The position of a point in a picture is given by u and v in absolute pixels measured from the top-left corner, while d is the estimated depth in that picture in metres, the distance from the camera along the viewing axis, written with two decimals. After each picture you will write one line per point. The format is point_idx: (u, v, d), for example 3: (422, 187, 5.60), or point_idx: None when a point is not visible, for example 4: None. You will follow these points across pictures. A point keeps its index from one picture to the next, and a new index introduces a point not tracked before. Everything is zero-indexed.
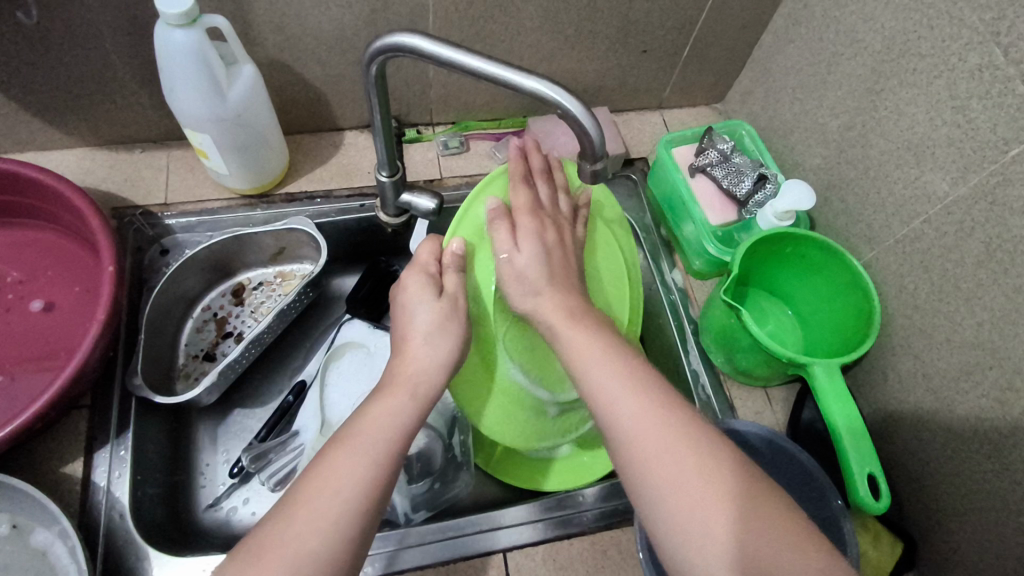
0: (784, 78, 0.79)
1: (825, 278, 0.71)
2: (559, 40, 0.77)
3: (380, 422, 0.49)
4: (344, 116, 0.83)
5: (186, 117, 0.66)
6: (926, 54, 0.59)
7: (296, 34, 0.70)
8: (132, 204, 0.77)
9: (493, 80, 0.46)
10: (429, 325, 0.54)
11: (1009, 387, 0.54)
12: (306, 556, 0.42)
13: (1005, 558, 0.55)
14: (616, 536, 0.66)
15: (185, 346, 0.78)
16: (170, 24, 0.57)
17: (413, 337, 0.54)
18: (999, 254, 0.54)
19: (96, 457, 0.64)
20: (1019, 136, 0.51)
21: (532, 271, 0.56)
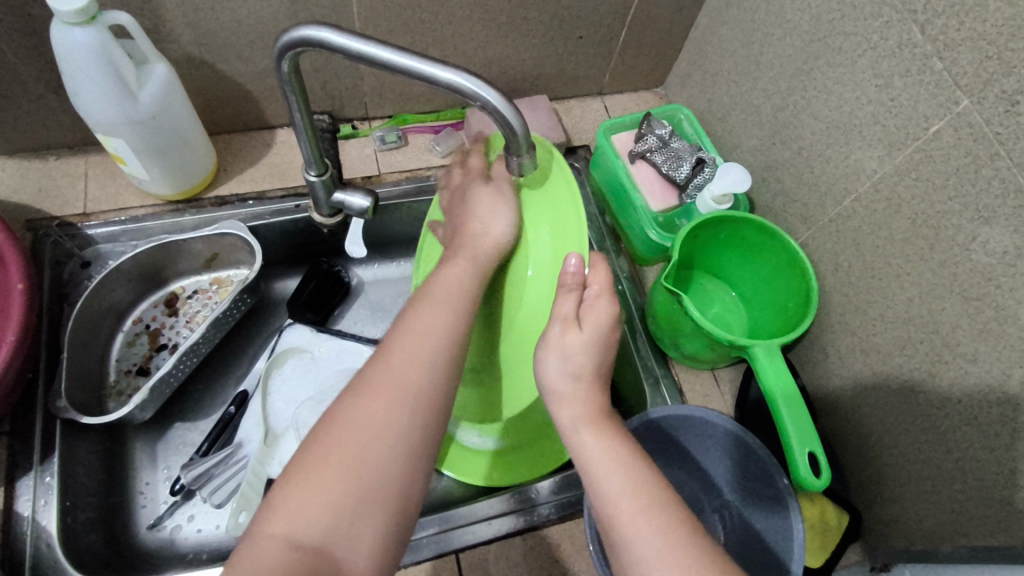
0: (719, 60, 0.79)
1: (765, 259, 0.72)
2: (492, 28, 0.75)
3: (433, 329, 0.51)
4: (274, 114, 0.80)
5: (95, 121, 0.62)
6: (851, 33, 0.59)
7: (212, 29, 0.66)
8: (47, 215, 0.72)
9: (407, 74, 0.44)
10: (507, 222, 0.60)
11: (939, 360, 0.55)
12: (352, 487, 0.42)
13: (942, 525, 0.56)
14: (569, 528, 0.65)
15: (116, 361, 0.74)
16: (66, 23, 0.53)
17: (484, 222, 0.59)
18: (925, 231, 0.55)
19: (19, 486, 0.60)
20: (938, 113, 0.52)
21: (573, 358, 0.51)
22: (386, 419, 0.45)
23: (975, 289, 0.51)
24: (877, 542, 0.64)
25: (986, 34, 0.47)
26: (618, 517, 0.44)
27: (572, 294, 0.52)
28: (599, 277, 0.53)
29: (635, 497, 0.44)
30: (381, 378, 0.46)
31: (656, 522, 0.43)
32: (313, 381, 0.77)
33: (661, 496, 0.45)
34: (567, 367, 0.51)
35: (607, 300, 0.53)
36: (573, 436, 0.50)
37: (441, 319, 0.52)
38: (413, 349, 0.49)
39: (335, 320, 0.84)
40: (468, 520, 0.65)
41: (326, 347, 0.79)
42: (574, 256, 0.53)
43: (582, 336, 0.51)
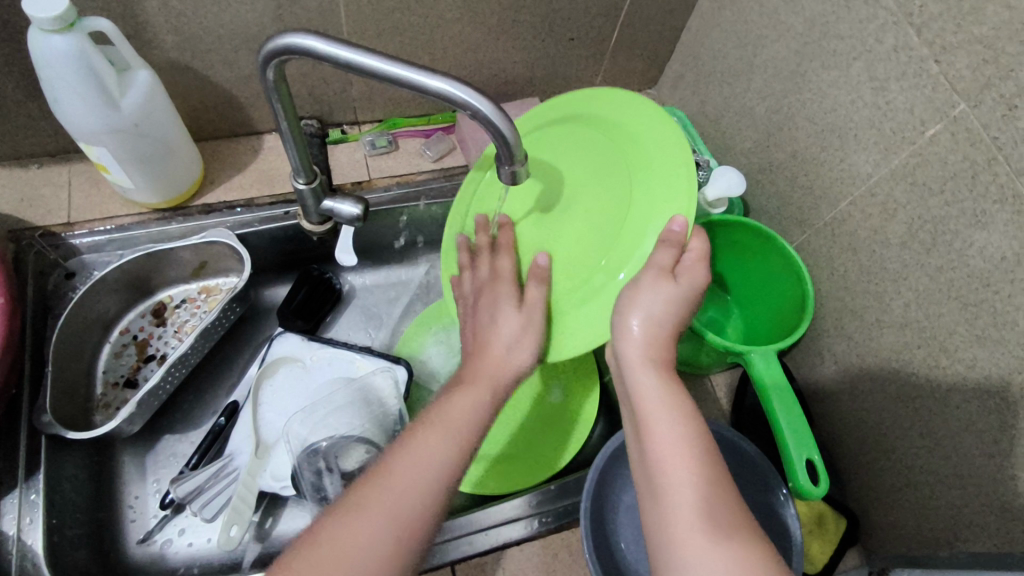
0: (712, 62, 0.78)
1: (760, 264, 0.71)
2: (482, 31, 0.74)
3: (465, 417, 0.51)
4: (262, 119, 0.79)
5: (76, 130, 0.61)
6: (845, 35, 0.58)
7: (196, 33, 0.65)
8: (30, 224, 0.71)
9: (394, 81, 0.43)
10: (512, 338, 0.57)
11: (936, 365, 0.55)
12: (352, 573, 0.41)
13: (938, 531, 0.56)
14: (566, 538, 0.65)
15: (103, 373, 0.73)
16: (44, 30, 0.52)
17: (496, 344, 0.57)
18: (922, 235, 0.54)
19: (4, 504, 0.59)
20: (935, 117, 0.51)
21: (659, 308, 0.51)
22: (345, 561, 0.41)
23: (972, 294, 0.51)
24: (874, 547, 0.64)
25: (983, 37, 0.47)
26: (670, 471, 0.44)
27: (671, 249, 0.51)
28: (698, 243, 0.52)
29: (688, 459, 0.45)
30: (342, 538, 0.42)
31: (700, 477, 0.44)
32: (305, 391, 0.75)
33: (704, 458, 0.45)
34: (644, 319, 0.51)
35: (702, 268, 0.52)
36: (638, 375, 0.50)
37: (423, 473, 0.46)
38: (389, 506, 0.44)
39: (327, 326, 0.83)
40: (464, 532, 0.64)
41: (318, 355, 0.77)
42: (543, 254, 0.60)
43: (673, 291, 0.51)
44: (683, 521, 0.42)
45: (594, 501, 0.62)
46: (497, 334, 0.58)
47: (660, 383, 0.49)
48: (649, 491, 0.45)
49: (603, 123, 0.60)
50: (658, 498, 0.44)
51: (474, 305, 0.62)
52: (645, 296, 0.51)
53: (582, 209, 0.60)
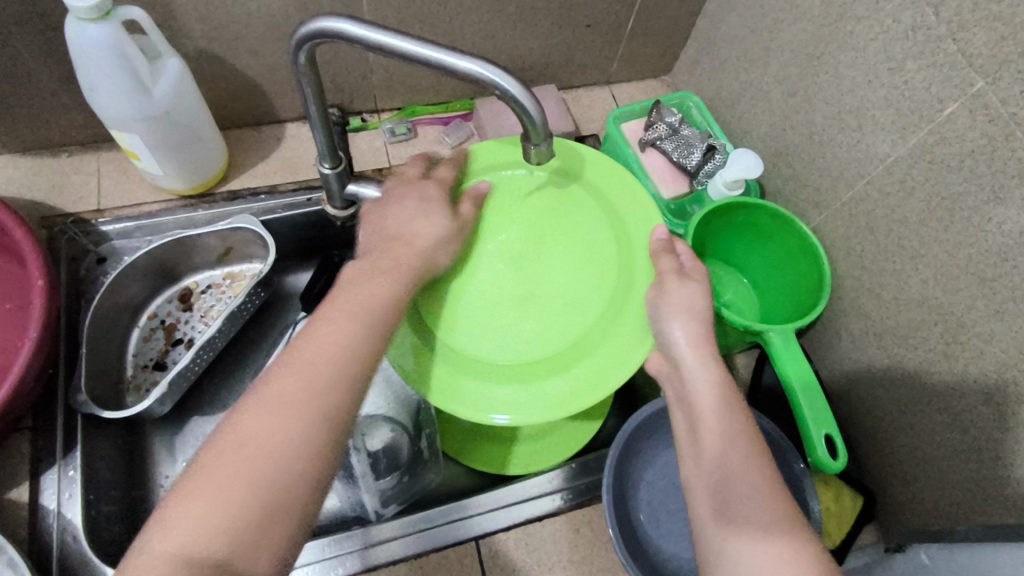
0: (728, 47, 0.79)
1: (778, 246, 0.72)
2: (501, 18, 0.75)
3: (366, 293, 0.49)
4: (284, 108, 0.80)
5: (109, 118, 0.62)
6: (863, 16, 0.59)
7: (223, 22, 0.66)
8: (62, 211, 0.73)
9: (427, 64, 0.45)
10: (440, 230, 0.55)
11: (954, 340, 0.56)
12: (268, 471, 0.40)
13: (958, 505, 0.57)
14: (587, 514, 0.66)
15: (133, 356, 0.75)
16: (81, 18, 0.54)
17: (424, 230, 0.54)
18: (939, 212, 0.55)
19: (45, 479, 0.61)
20: (952, 95, 0.52)
21: (698, 301, 0.54)
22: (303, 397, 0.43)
23: (989, 269, 0.52)
24: (892, 523, 0.65)
25: (1002, 14, 0.47)
26: (726, 464, 0.48)
27: (669, 254, 0.57)
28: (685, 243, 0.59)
29: (741, 455, 0.48)
30: (298, 373, 0.44)
31: (745, 473, 0.47)
32: None
33: (753, 452, 0.49)
34: (684, 326, 0.54)
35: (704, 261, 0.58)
36: (693, 378, 0.52)
37: (372, 302, 0.49)
38: (338, 331, 0.46)
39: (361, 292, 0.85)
40: (484, 509, 0.65)
41: None
42: (486, 182, 0.60)
43: (699, 286, 0.55)
44: (738, 514, 0.45)
45: (617, 478, 0.64)
46: (430, 229, 0.55)
47: (711, 385, 0.52)
48: (706, 482, 0.48)
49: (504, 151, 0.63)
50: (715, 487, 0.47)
51: (404, 194, 0.57)
52: (676, 296, 0.55)
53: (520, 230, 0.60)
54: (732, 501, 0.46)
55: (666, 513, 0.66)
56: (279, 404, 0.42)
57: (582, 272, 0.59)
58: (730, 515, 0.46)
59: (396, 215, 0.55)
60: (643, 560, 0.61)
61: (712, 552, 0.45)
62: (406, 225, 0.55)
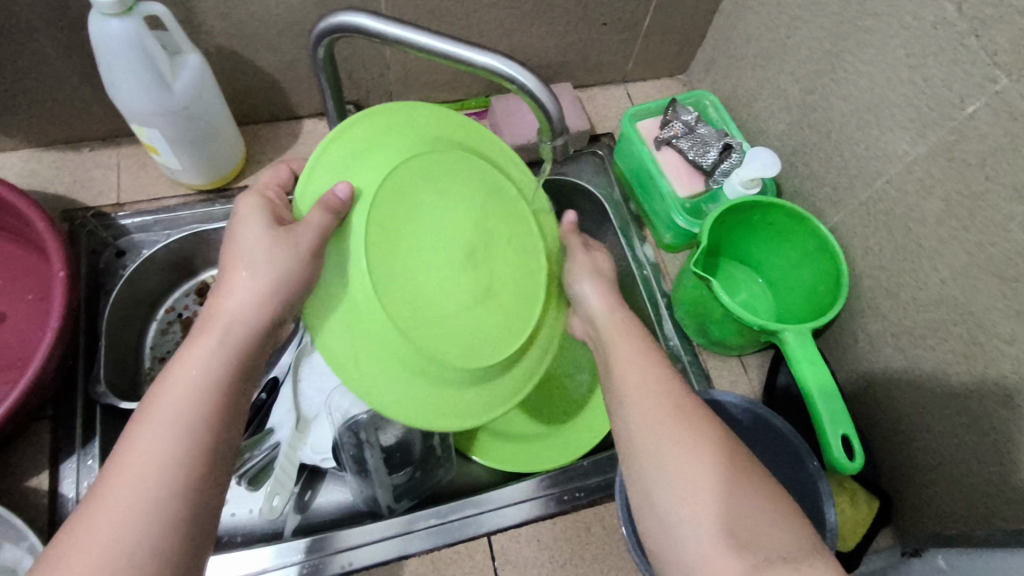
0: (745, 45, 0.78)
1: (794, 246, 0.72)
2: (516, 16, 0.75)
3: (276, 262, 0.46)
4: (301, 104, 0.81)
5: (130, 113, 0.63)
6: (883, 13, 0.58)
7: (242, 19, 0.67)
8: (83, 205, 0.74)
9: (445, 58, 0.45)
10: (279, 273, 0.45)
11: (973, 341, 0.55)
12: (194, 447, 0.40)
13: (976, 509, 0.56)
14: (599, 512, 0.66)
15: (150, 349, 0.76)
16: (104, 14, 0.54)
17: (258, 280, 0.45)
18: (960, 211, 0.54)
19: (64, 468, 0.62)
20: (974, 93, 0.51)
21: (604, 266, 0.58)
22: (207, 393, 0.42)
23: (1010, 269, 0.51)
24: (908, 526, 0.64)
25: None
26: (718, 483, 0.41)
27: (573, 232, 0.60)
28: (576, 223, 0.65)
29: (674, 404, 0.45)
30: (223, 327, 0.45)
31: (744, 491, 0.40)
32: None
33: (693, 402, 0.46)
34: (597, 289, 0.56)
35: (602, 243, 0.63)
36: (613, 339, 0.53)
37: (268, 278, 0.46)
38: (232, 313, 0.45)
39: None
40: (497, 505, 0.65)
41: None
42: (343, 183, 0.46)
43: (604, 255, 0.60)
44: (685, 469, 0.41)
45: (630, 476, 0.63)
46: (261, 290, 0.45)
47: (637, 344, 0.51)
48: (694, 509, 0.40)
49: (411, 123, 0.51)
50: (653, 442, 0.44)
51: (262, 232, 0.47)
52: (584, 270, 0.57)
53: (430, 203, 0.48)
54: (744, 530, 0.39)
55: None
56: (167, 400, 0.41)
57: (506, 221, 0.51)
58: (689, 476, 0.41)
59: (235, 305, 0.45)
60: None
61: (660, 519, 0.41)
62: (243, 289, 0.45)
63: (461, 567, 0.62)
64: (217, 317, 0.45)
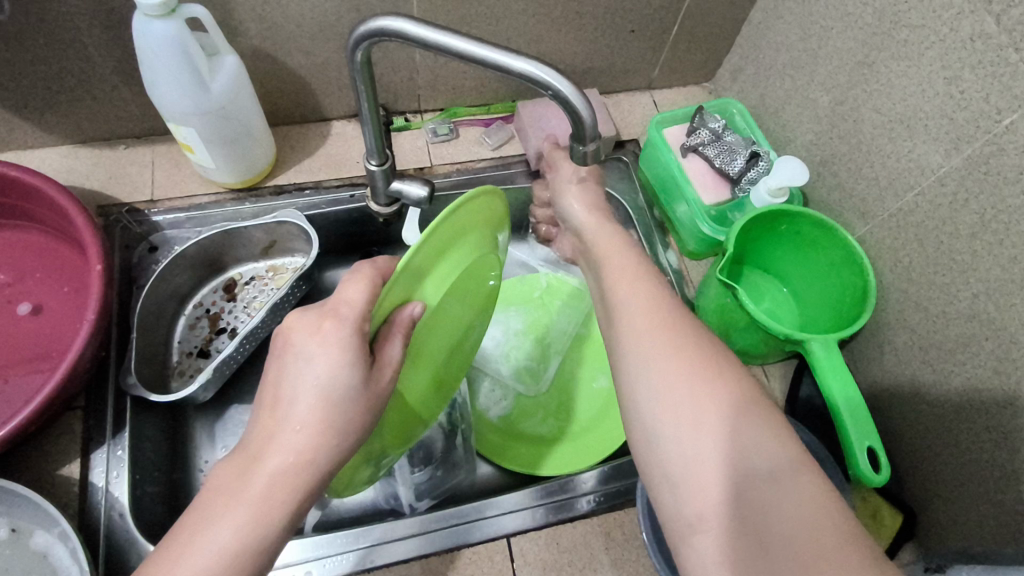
0: (774, 54, 0.78)
1: (819, 256, 0.71)
2: (546, 22, 0.76)
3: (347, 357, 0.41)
4: (331, 106, 0.82)
5: (168, 111, 0.65)
6: (918, 24, 0.58)
7: (278, 22, 0.68)
8: (118, 201, 0.76)
9: (481, 64, 0.46)
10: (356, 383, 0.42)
11: (1005, 357, 0.54)
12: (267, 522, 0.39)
13: (1004, 525, 0.56)
14: (619, 517, 0.66)
15: (178, 343, 0.77)
16: (149, 15, 0.56)
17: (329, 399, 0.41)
18: (994, 225, 0.54)
19: (94, 458, 0.64)
20: (1011, 106, 0.51)
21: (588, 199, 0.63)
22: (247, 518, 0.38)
23: None
24: (933, 542, 0.63)
25: None
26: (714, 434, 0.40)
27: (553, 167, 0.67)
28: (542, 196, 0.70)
29: (665, 326, 0.45)
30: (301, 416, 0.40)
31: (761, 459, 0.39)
32: None
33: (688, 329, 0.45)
34: (588, 213, 0.61)
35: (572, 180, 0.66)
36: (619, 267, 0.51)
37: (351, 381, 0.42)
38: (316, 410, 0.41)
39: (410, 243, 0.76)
40: (517, 506, 0.65)
41: None
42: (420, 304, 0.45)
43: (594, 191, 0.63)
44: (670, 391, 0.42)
45: None
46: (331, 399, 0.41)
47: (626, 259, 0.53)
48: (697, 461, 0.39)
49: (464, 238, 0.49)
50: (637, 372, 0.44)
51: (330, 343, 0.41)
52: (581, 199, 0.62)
53: (447, 319, 0.54)
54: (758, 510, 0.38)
55: None
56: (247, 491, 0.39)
57: (475, 329, 0.62)
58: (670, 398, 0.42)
59: (284, 437, 0.40)
60: None
61: (646, 432, 0.42)
62: (298, 413, 0.41)
63: (480, 569, 0.63)
64: (274, 434, 0.40)
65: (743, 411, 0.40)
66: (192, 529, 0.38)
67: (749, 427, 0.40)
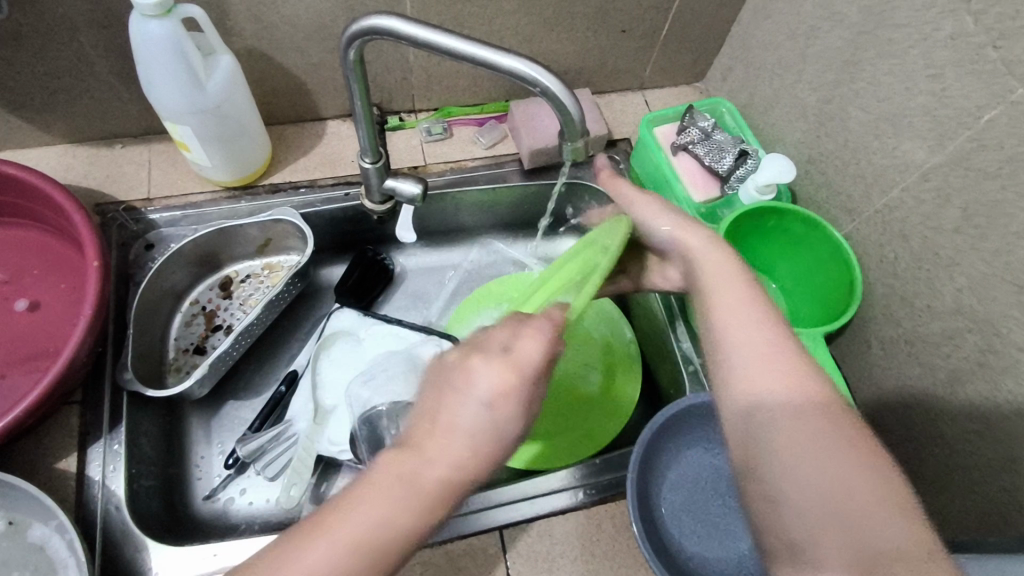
0: (762, 54, 0.79)
1: (807, 252, 0.73)
2: (538, 22, 0.77)
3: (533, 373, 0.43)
4: (326, 105, 0.83)
5: (165, 110, 0.65)
6: (902, 23, 0.59)
7: (273, 22, 0.69)
8: (115, 199, 0.76)
9: (470, 61, 0.47)
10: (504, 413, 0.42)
11: (988, 350, 0.55)
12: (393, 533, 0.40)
13: (988, 514, 0.57)
14: (611, 509, 0.67)
15: (174, 340, 0.78)
16: (145, 15, 0.57)
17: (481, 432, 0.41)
18: (976, 220, 0.55)
19: (91, 452, 0.64)
20: (992, 102, 0.52)
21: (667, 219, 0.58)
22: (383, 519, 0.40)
23: None
24: None
25: None
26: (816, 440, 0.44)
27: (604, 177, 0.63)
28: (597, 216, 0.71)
29: (790, 355, 0.48)
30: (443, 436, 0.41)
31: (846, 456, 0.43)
32: (357, 361, 0.79)
33: (792, 359, 0.48)
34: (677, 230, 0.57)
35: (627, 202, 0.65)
36: (717, 286, 0.53)
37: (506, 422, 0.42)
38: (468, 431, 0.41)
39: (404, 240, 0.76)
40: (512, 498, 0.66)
41: (371, 329, 0.80)
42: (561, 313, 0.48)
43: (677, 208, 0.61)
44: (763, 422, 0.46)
45: (641, 472, 0.64)
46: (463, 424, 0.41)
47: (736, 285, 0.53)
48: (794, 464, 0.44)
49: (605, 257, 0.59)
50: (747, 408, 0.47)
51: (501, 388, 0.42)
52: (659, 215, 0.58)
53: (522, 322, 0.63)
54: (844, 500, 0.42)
55: (690, 514, 0.66)
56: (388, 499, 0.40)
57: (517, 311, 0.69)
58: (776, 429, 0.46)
59: (464, 424, 0.41)
60: (666, 556, 0.61)
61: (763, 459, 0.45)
62: (461, 427, 0.41)
63: (473, 560, 0.63)
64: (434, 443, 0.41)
65: (826, 416, 0.45)
66: (342, 516, 0.40)
67: (837, 450, 0.44)
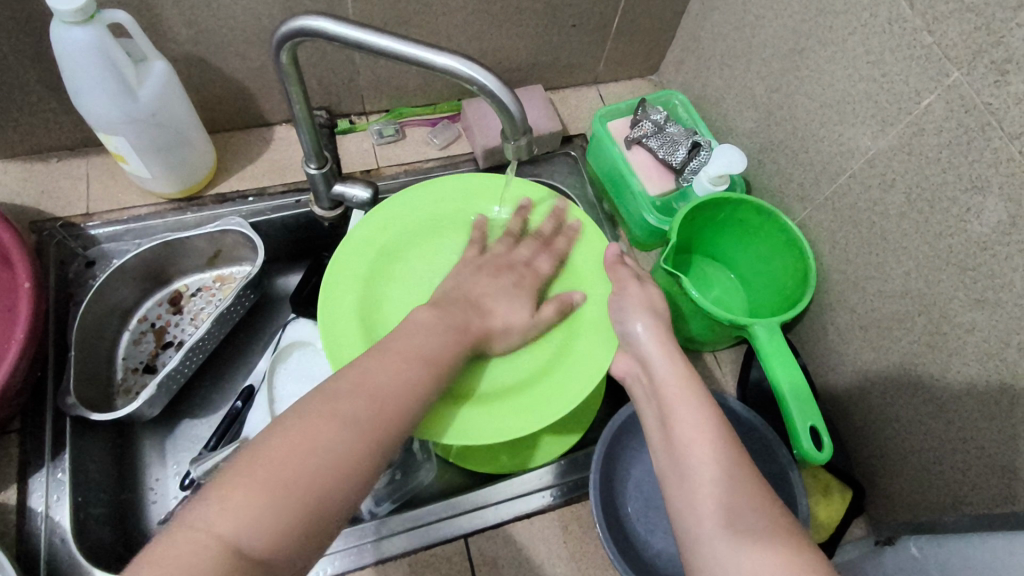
0: (712, 45, 0.79)
1: (764, 242, 0.73)
2: (486, 19, 0.76)
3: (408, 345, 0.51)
4: (272, 110, 0.81)
5: (96, 120, 0.63)
6: (841, 11, 0.59)
7: (209, 26, 0.67)
8: (51, 216, 0.73)
9: (405, 60, 0.45)
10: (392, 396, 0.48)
11: (938, 332, 0.56)
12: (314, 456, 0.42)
13: (944, 497, 0.57)
14: (577, 510, 0.66)
15: (122, 359, 0.75)
16: (66, 22, 0.54)
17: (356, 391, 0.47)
18: (920, 204, 0.55)
19: (33, 482, 0.61)
20: (928, 87, 0.52)
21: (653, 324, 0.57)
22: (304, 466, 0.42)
23: (970, 260, 0.52)
24: (881, 514, 0.64)
25: (974, 5, 0.48)
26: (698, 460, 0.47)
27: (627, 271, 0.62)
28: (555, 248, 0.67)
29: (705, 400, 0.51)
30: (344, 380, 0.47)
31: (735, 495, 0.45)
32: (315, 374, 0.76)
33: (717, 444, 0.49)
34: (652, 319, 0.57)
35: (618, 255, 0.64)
36: (675, 396, 0.52)
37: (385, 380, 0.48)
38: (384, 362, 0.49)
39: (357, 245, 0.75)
40: (473, 506, 0.65)
41: None
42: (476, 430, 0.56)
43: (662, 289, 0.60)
44: (731, 509, 0.45)
45: (603, 472, 0.64)
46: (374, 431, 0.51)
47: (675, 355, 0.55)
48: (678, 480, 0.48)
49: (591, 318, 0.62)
50: (716, 488, 0.46)
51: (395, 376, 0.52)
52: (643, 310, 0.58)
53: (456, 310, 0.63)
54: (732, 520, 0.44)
55: (658, 508, 0.66)
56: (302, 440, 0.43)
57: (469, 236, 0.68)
58: (729, 519, 0.44)
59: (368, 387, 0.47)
60: (631, 554, 0.62)
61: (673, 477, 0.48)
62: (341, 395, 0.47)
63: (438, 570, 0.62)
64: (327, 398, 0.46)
65: (726, 448, 0.48)
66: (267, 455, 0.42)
67: (730, 476, 0.46)
